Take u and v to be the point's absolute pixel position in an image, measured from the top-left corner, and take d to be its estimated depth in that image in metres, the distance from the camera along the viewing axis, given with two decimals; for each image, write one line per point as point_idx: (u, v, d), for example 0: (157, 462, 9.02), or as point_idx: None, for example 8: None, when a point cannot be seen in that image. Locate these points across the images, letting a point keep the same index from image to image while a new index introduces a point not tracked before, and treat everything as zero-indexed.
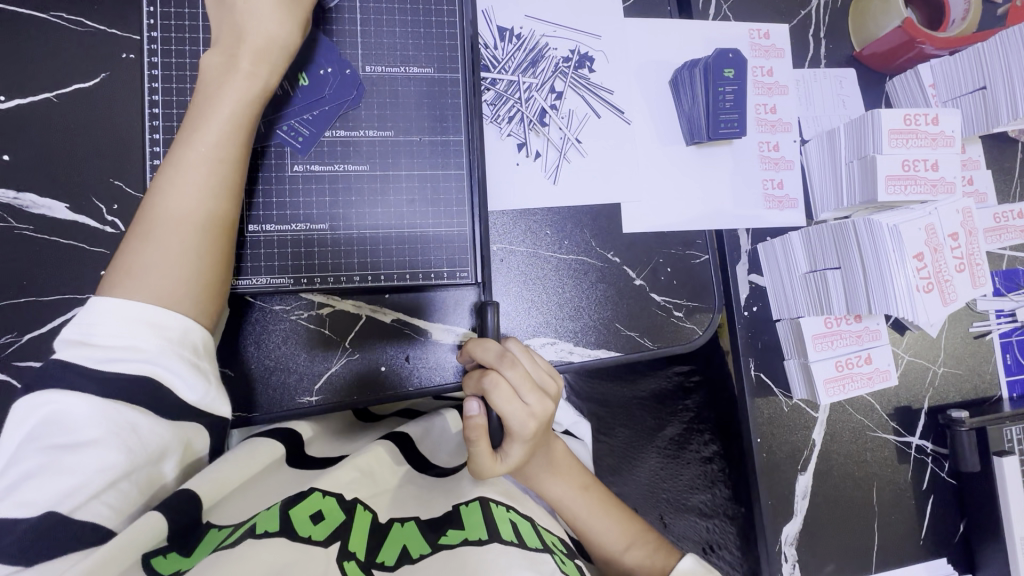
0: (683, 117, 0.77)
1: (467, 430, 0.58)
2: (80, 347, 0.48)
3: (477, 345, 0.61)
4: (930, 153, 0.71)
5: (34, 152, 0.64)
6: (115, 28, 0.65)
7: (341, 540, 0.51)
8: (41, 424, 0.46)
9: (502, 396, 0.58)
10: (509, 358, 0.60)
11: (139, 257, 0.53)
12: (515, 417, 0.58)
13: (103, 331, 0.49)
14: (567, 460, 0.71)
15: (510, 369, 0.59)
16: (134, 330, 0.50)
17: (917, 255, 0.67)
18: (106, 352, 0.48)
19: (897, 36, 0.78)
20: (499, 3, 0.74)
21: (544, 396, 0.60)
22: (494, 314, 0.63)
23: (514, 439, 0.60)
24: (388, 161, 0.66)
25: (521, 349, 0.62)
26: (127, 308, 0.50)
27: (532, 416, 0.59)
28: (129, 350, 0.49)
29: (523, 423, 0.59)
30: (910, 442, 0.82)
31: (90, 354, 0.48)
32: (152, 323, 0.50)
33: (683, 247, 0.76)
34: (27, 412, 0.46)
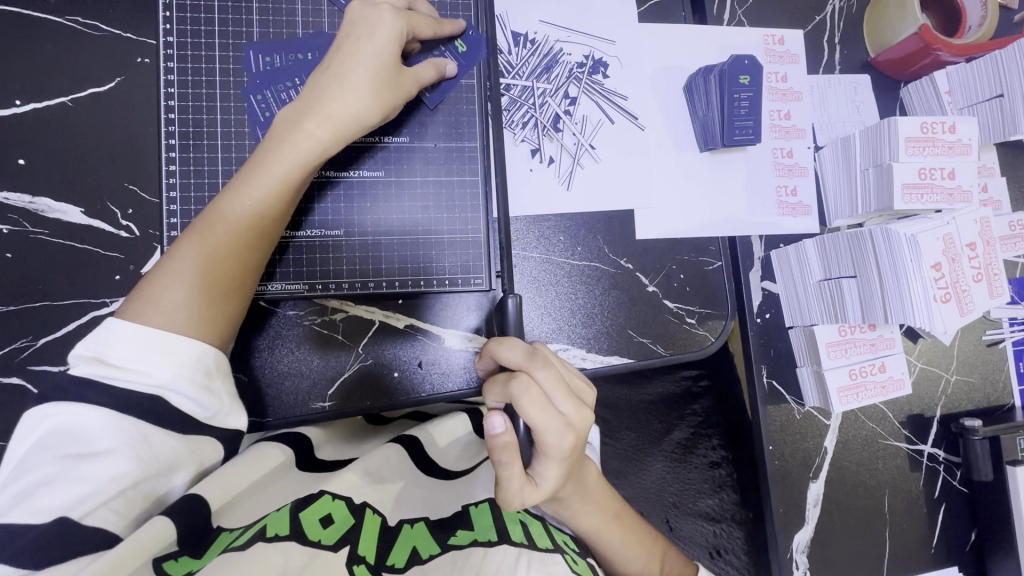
0: (697, 124, 0.77)
1: (494, 446, 0.53)
2: (94, 363, 0.49)
3: (502, 346, 0.56)
4: (946, 162, 0.71)
5: (49, 156, 0.64)
6: (131, 32, 0.65)
7: (351, 544, 0.51)
8: (52, 432, 0.47)
9: (534, 403, 0.53)
10: (540, 360, 0.55)
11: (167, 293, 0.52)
12: (550, 427, 0.54)
13: (117, 352, 0.50)
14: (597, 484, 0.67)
15: (541, 371, 0.54)
16: (147, 354, 0.50)
17: (934, 264, 0.66)
18: (120, 372, 0.49)
19: (912, 43, 0.77)
20: (513, 8, 0.73)
21: (578, 403, 0.56)
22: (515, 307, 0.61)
23: (548, 454, 0.55)
24: (403, 167, 0.66)
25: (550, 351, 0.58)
26: (143, 334, 0.50)
27: (566, 426, 0.55)
28: (141, 373, 0.49)
29: (558, 435, 0.54)
30: (923, 450, 0.82)
31: (105, 371, 0.49)
32: (163, 348, 0.50)
33: (696, 254, 0.76)
34: (38, 422, 0.47)
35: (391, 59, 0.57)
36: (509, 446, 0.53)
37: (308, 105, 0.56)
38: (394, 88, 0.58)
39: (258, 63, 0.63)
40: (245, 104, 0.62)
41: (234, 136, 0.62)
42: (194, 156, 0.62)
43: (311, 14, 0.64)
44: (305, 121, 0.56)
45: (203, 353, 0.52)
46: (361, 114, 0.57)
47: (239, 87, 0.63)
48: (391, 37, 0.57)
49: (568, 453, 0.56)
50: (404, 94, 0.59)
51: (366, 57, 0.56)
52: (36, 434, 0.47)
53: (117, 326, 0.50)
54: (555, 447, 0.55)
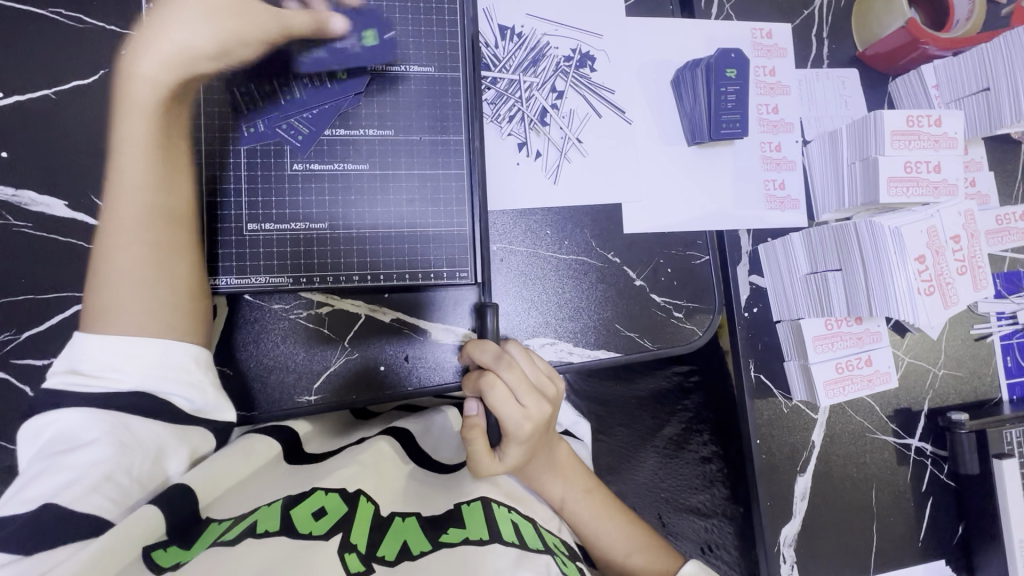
0: (685, 117, 0.77)
1: (467, 430, 0.60)
2: (70, 376, 0.50)
3: (475, 346, 0.61)
4: (932, 155, 0.71)
5: (33, 149, 0.63)
6: (114, 25, 0.65)
7: (341, 531, 0.51)
8: (43, 438, 0.49)
9: (498, 397, 0.58)
10: (506, 361, 0.60)
11: (115, 292, 0.55)
12: (512, 418, 0.59)
13: (92, 361, 0.51)
14: (570, 463, 0.70)
15: (506, 372, 0.59)
16: (121, 358, 0.52)
17: (919, 257, 0.66)
18: (95, 380, 0.51)
19: (900, 37, 0.78)
20: (499, 1, 0.73)
21: (540, 398, 0.60)
22: (494, 317, 0.65)
23: (512, 441, 0.60)
24: (388, 160, 0.66)
25: (521, 351, 0.62)
26: (109, 340, 0.52)
27: (527, 419, 0.59)
28: (112, 381, 0.51)
29: (519, 426, 0.59)
30: (910, 444, 0.82)
31: (81, 381, 0.50)
32: (135, 352, 0.52)
33: (684, 248, 0.76)
34: (30, 433, 0.49)
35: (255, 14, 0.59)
36: (476, 427, 0.59)
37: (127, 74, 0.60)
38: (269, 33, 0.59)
39: None
40: (228, 96, 0.62)
41: (218, 128, 0.62)
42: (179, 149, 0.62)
43: None
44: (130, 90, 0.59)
45: (181, 352, 0.54)
46: (205, 68, 0.59)
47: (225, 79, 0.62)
48: None
49: (530, 439, 0.60)
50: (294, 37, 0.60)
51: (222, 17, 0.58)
52: (34, 440, 0.49)
53: (83, 337, 0.53)
54: (517, 435, 0.59)
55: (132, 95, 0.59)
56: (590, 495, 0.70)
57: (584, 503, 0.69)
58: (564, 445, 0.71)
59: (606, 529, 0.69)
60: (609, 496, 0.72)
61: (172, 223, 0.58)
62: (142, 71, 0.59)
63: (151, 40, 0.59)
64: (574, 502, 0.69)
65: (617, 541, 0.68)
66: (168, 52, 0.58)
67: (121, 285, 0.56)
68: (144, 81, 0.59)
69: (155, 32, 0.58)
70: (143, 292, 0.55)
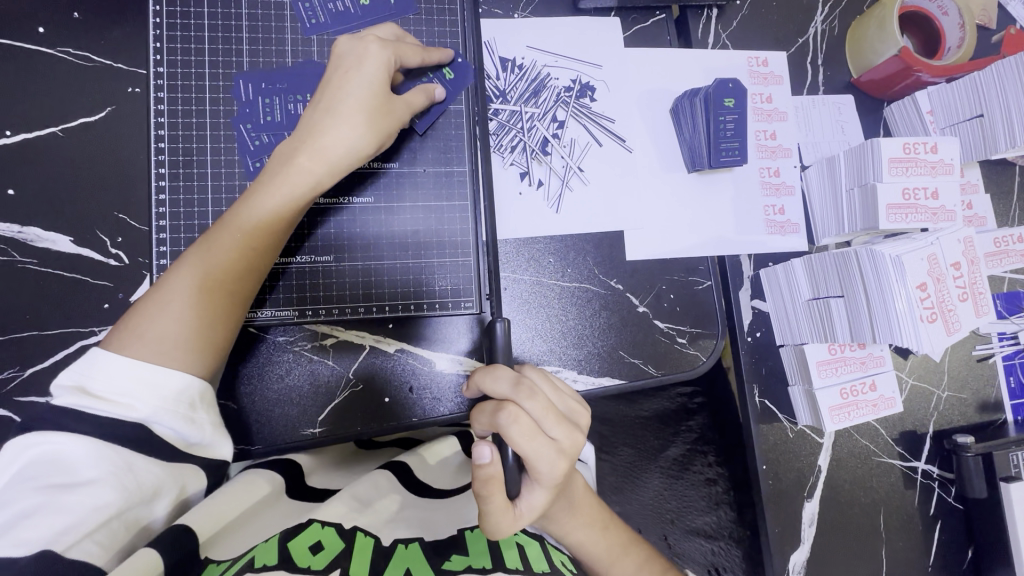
0: (685, 145, 0.78)
1: (479, 479, 0.52)
2: (76, 395, 0.48)
3: (489, 375, 0.56)
4: (930, 181, 0.72)
5: (39, 186, 0.64)
6: (121, 62, 0.66)
7: (341, 568, 0.50)
8: (34, 463, 0.46)
9: (523, 431, 0.53)
10: (525, 388, 0.55)
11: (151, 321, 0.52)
12: (541, 458, 0.54)
13: (105, 383, 0.49)
14: (588, 502, 0.66)
15: (530, 402, 0.54)
16: (133, 386, 0.50)
17: (920, 285, 0.66)
18: (102, 402, 0.48)
19: (893, 64, 0.79)
20: (500, 34, 0.74)
21: (569, 428, 0.56)
22: (503, 332, 0.58)
23: (538, 482, 0.55)
24: (392, 192, 0.67)
25: (540, 375, 0.58)
26: (129, 368, 0.50)
27: (557, 452, 0.55)
28: (124, 406, 0.49)
29: (546, 462, 0.54)
30: (917, 467, 0.82)
31: (87, 402, 0.48)
32: (151, 382, 0.50)
33: (686, 273, 0.76)
34: (15, 455, 0.46)
35: (382, 86, 0.58)
36: (493, 479, 0.52)
37: (301, 141, 0.57)
38: (385, 115, 0.59)
39: (248, 92, 0.63)
40: (234, 132, 0.63)
41: (224, 164, 0.63)
42: (184, 184, 0.62)
43: (301, 43, 0.65)
44: (299, 156, 0.57)
45: (190, 386, 0.52)
46: (354, 146, 0.58)
47: (229, 115, 0.63)
48: (379, 67, 0.58)
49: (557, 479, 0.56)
50: (396, 120, 0.60)
51: (357, 87, 0.57)
52: (16, 465, 0.45)
53: (105, 355, 0.50)
54: (545, 475, 0.55)
55: (301, 158, 0.57)
56: (607, 531, 0.66)
57: (594, 539, 0.65)
58: (580, 479, 0.66)
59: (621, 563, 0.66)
60: (622, 529, 0.69)
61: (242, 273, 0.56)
62: (300, 158, 0.57)
63: (318, 136, 0.57)
64: (590, 545, 0.65)
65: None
66: (330, 147, 0.57)
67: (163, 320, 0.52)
68: (300, 167, 0.57)
69: (324, 125, 0.57)
70: (180, 328, 0.52)
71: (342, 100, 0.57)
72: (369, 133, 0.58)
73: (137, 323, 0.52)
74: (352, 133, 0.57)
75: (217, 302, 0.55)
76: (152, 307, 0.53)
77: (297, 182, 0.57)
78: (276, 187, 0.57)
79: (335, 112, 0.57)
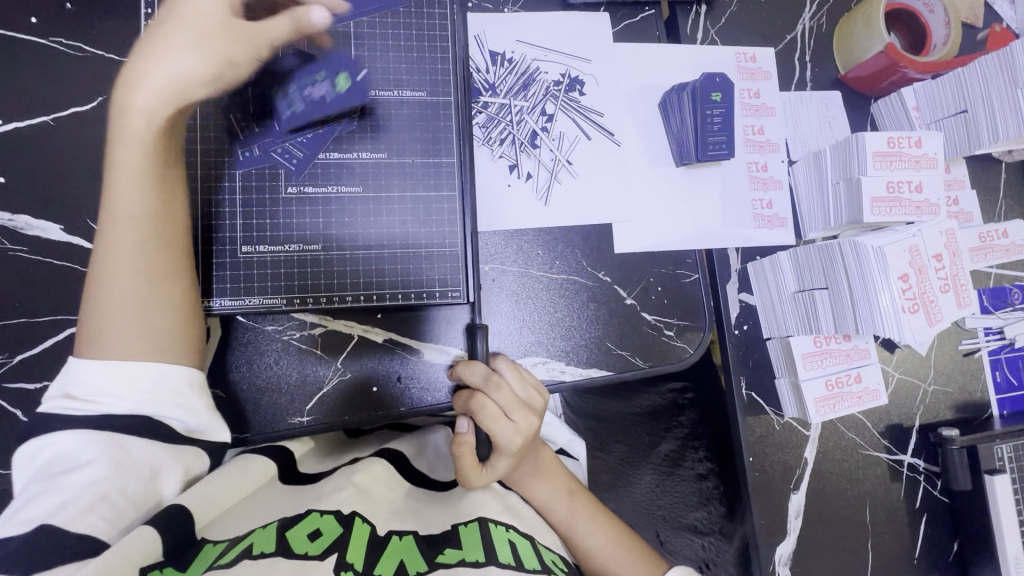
0: (673, 138, 0.78)
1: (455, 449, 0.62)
2: (63, 400, 0.51)
3: (465, 366, 0.63)
4: (914, 175, 0.73)
5: (30, 175, 0.64)
6: (112, 53, 0.67)
7: (338, 552, 0.50)
8: (39, 461, 0.49)
9: (489, 417, 0.61)
10: (495, 381, 0.62)
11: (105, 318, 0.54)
12: (502, 434, 0.61)
13: (87, 386, 0.51)
14: (553, 465, 0.70)
15: (497, 392, 0.61)
16: (114, 382, 0.52)
17: (902, 276, 0.67)
18: (90, 405, 0.51)
19: (880, 60, 0.80)
20: (489, 27, 0.75)
21: (528, 411, 0.63)
22: (482, 337, 0.65)
23: (501, 453, 0.63)
24: (381, 182, 0.67)
25: (510, 369, 0.64)
26: (110, 367, 0.52)
27: (519, 434, 0.62)
28: (110, 403, 0.51)
29: (510, 441, 0.62)
30: (903, 460, 0.82)
31: (75, 406, 0.51)
32: (128, 376, 0.52)
33: (673, 266, 0.77)
34: (21, 458, 0.49)
35: (220, 7, 0.55)
36: (465, 449, 0.62)
37: (125, 80, 0.56)
38: (228, 36, 0.56)
39: None
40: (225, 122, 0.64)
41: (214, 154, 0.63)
42: None
43: None
44: (129, 98, 0.55)
45: (170, 372, 0.54)
46: (184, 69, 0.55)
47: None
48: None
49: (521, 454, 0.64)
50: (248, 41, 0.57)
51: (187, 12, 0.55)
52: (25, 467, 0.49)
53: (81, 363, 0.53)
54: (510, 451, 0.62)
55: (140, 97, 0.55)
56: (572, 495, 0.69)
57: (564, 504, 0.68)
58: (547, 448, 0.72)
59: (587, 530, 0.68)
60: (591, 498, 0.71)
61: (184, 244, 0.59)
62: (132, 98, 0.55)
63: (149, 69, 0.55)
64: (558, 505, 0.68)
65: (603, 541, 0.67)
66: (165, 79, 0.55)
67: (113, 313, 0.54)
68: (138, 109, 0.55)
69: (150, 59, 0.55)
70: (140, 311, 0.55)
71: (173, 25, 0.55)
72: (205, 54, 0.56)
73: (93, 323, 0.54)
74: (184, 55, 0.55)
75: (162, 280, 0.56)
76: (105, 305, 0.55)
77: (145, 128, 0.56)
78: (125, 143, 0.56)
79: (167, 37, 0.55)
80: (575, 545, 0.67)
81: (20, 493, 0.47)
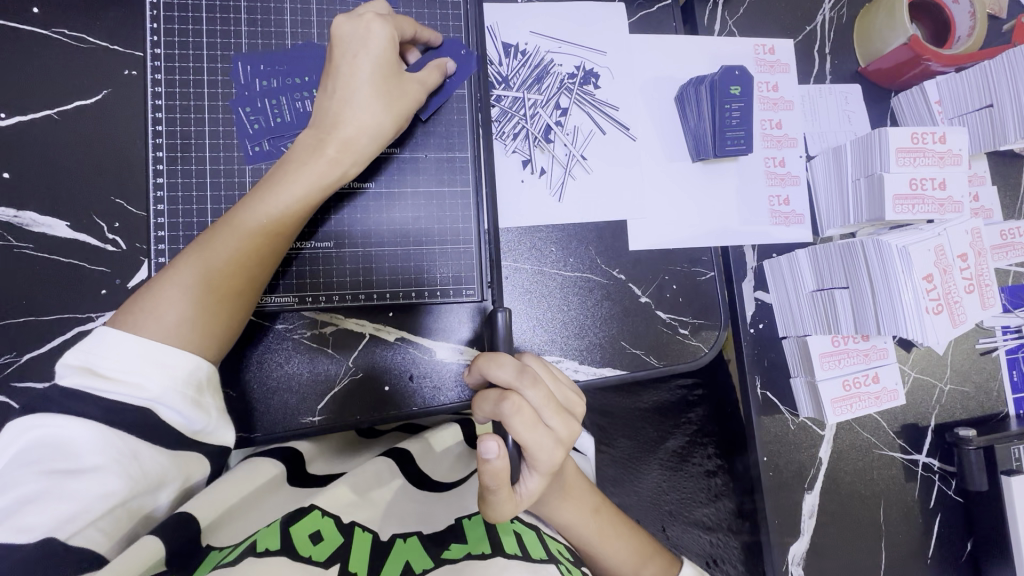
0: (689, 133, 0.77)
1: (485, 475, 0.50)
2: (82, 374, 0.48)
3: (491, 362, 0.54)
4: (937, 172, 0.71)
5: (34, 169, 0.63)
6: (117, 44, 0.65)
7: (341, 561, 0.51)
8: (41, 445, 0.45)
9: (524, 422, 0.52)
10: (529, 377, 0.53)
11: (169, 309, 0.51)
12: (538, 443, 0.53)
13: (111, 362, 0.48)
14: (576, 481, 0.66)
15: (532, 390, 0.53)
16: (139, 365, 0.49)
17: (926, 276, 0.66)
18: (111, 383, 0.48)
19: (903, 53, 0.78)
20: (503, 18, 0.73)
21: (569, 417, 0.55)
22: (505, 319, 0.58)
23: (535, 467, 0.54)
24: (393, 179, 0.66)
25: (539, 364, 0.57)
26: (138, 348, 0.49)
27: (556, 442, 0.54)
28: (133, 386, 0.48)
29: (547, 451, 0.53)
30: (917, 460, 0.82)
31: (93, 382, 0.47)
32: (156, 360, 0.49)
33: (689, 264, 0.76)
34: (16, 435, 0.45)
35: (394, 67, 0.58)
36: (499, 474, 0.49)
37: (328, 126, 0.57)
38: (407, 107, 0.59)
39: (246, 74, 0.62)
40: (233, 116, 0.62)
41: (223, 148, 0.62)
42: (182, 168, 0.61)
43: (300, 26, 0.64)
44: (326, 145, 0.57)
45: (197, 368, 0.51)
46: (376, 133, 0.58)
47: (228, 98, 0.62)
48: (386, 41, 0.57)
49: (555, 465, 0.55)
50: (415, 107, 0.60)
51: (384, 73, 0.57)
52: (20, 445, 0.45)
53: (115, 335, 0.49)
54: (544, 463, 0.54)
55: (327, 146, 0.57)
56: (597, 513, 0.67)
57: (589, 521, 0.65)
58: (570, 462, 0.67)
59: (608, 548, 0.66)
60: (613, 510, 0.69)
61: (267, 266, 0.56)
62: (319, 146, 0.57)
63: (340, 125, 0.57)
64: (582, 526, 0.65)
65: (621, 556, 0.66)
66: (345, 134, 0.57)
67: (183, 310, 0.51)
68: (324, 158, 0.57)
69: (352, 113, 0.57)
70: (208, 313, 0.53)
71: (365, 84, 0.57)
72: (389, 121, 0.59)
73: (150, 307, 0.51)
74: (371, 111, 0.57)
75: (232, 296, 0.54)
76: (169, 287, 0.52)
77: (314, 173, 0.56)
78: (295, 174, 0.56)
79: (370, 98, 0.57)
80: (594, 560, 0.66)
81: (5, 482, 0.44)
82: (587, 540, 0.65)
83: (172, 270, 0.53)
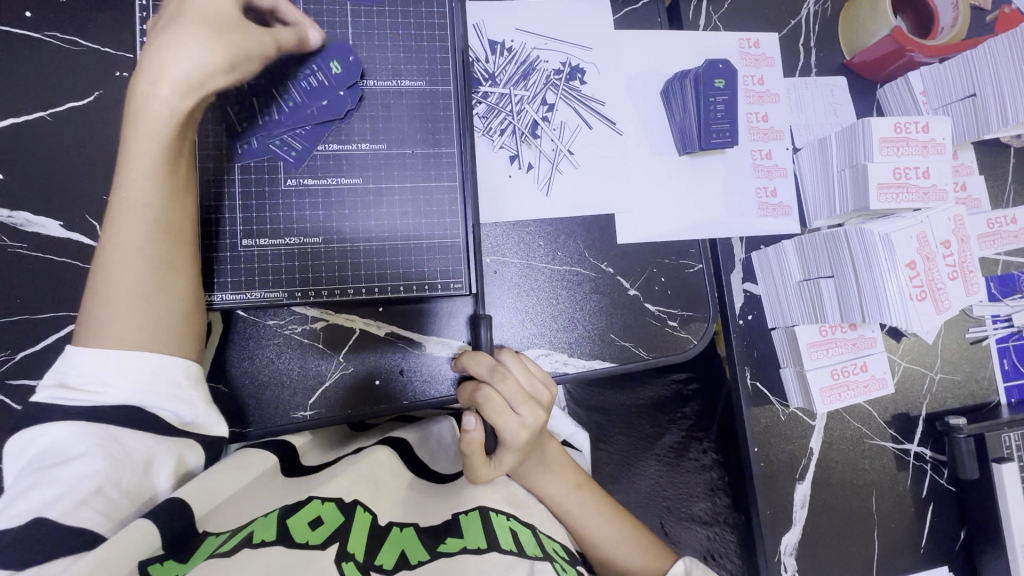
0: (675, 126, 0.77)
1: (462, 444, 0.61)
2: (57, 390, 0.49)
3: (471, 357, 0.63)
4: (921, 161, 0.72)
5: (27, 170, 0.64)
6: (108, 46, 0.66)
7: (341, 541, 0.49)
8: (31, 449, 0.47)
9: (494, 409, 0.61)
10: (500, 373, 0.62)
11: (105, 317, 0.52)
12: (508, 428, 0.61)
13: (80, 375, 0.50)
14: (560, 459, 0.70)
15: (502, 384, 0.61)
16: (107, 376, 0.50)
17: (909, 263, 0.67)
18: (85, 393, 0.49)
19: (886, 44, 0.78)
20: (488, 16, 0.74)
21: (535, 405, 0.62)
22: (487, 329, 0.67)
23: (508, 447, 0.62)
24: (380, 174, 0.67)
25: (515, 360, 0.64)
26: (104, 360, 0.50)
27: (524, 427, 0.62)
28: (99, 393, 0.49)
29: (516, 435, 0.61)
30: (909, 449, 0.82)
31: (67, 395, 0.49)
32: (124, 368, 0.51)
33: (677, 256, 0.76)
34: (20, 445, 0.47)
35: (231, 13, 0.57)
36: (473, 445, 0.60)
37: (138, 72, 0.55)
38: (236, 37, 0.57)
39: None
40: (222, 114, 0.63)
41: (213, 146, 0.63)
42: None
43: None
44: (139, 88, 0.54)
45: (169, 364, 0.52)
46: (207, 64, 0.55)
47: None
48: None
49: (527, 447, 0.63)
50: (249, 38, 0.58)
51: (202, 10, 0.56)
52: (28, 451, 0.47)
53: (76, 353, 0.51)
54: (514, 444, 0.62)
55: (165, 89, 0.54)
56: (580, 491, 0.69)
57: (571, 498, 0.68)
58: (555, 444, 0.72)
59: (594, 523, 0.68)
60: (597, 490, 0.71)
61: (184, 238, 0.56)
62: (152, 89, 0.54)
63: (148, 67, 0.54)
64: (564, 499, 0.68)
65: (608, 533, 0.68)
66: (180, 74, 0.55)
67: (116, 314, 0.52)
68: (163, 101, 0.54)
69: (161, 50, 0.55)
70: (144, 307, 0.53)
71: (180, 18, 0.55)
72: (215, 46, 0.55)
73: (91, 322, 0.52)
74: (199, 49, 0.55)
75: (163, 281, 0.54)
76: (103, 298, 0.53)
77: (160, 120, 0.55)
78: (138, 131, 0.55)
79: (175, 34, 0.54)
80: (581, 536, 0.68)
81: (13, 484, 0.46)
82: (570, 516, 0.67)
83: (102, 281, 0.54)
